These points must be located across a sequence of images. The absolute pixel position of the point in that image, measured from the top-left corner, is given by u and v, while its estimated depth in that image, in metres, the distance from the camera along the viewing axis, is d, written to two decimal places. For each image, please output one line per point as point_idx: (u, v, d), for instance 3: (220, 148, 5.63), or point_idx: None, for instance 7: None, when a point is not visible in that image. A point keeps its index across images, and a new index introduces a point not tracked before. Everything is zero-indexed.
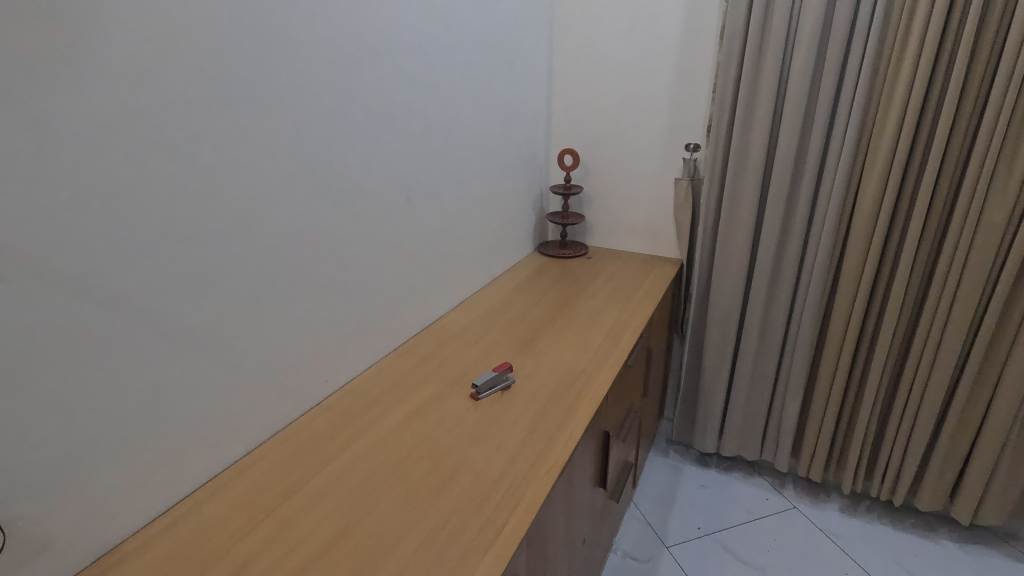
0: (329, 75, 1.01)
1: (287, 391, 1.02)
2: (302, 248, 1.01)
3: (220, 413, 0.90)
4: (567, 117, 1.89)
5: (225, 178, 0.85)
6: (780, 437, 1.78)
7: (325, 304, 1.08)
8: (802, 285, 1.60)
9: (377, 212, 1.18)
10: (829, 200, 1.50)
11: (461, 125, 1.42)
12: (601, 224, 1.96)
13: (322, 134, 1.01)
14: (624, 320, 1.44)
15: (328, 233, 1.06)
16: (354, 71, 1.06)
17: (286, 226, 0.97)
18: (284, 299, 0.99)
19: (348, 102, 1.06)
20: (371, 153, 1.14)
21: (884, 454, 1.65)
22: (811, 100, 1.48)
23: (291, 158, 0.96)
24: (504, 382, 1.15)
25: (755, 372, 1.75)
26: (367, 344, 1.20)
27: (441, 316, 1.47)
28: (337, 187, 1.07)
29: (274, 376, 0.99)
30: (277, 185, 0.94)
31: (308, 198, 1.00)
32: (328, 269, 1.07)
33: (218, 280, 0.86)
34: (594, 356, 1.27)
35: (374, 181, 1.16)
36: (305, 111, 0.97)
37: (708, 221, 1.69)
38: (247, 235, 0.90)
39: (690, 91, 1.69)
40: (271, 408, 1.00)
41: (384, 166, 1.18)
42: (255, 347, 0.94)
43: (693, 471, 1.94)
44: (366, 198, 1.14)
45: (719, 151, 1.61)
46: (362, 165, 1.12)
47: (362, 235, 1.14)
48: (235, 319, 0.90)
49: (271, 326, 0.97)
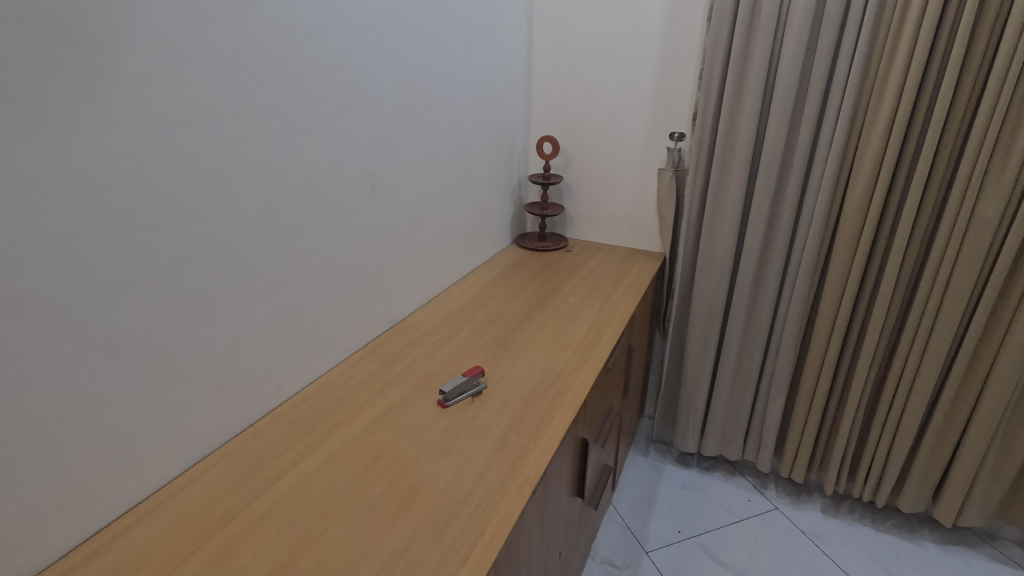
0: (283, 51, 0.90)
1: (233, 400, 0.93)
2: (251, 242, 0.91)
3: (155, 428, 0.80)
4: (546, 103, 1.80)
5: (154, 159, 0.74)
6: (763, 436, 1.73)
7: (279, 301, 0.98)
8: (789, 283, 1.55)
9: (338, 201, 1.08)
10: (818, 195, 1.44)
11: (432, 108, 1.32)
12: (581, 215, 1.88)
13: (274, 113, 0.91)
14: (603, 319, 1.36)
15: (282, 224, 0.96)
16: (310, 47, 0.95)
17: (231, 216, 0.86)
18: (230, 298, 0.88)
19: (303, 81, 0.95)
20: (331, 135, 1.03)
21: (868, 454, 1.61)
22: (802, 89, 1.41)
23: (240, 142, 0.85)
24: (476, 389, 1.06)
25: (739, 370, 1.70)
26: (326, 346, 1.11)
27: (410, 313, 1.37)
28: (292, 172, 0.96)
29: (219, 383, 0.89)
30: (221, 173, 0.83)
31: (256, 187, 0.90)
32: (281, 263, 0.97)
33: (150, 281, 0.76)
34: (572, 357, 1.18)
35: (334, 167, 1.05)
36: (252, 91, 0.86)
37: (693, 214, 1.62)
38: (185, 229, 0.79)
39: (675, 77, 1.61)
40: (216, 419, 0.90)
41: (345, 150, 1.07)
42: (195, 354, 0.84)
43: (673, 471, 1.89)
44: (325, 185, 1.04)
45: (705, 140, 1.53)
46: (321, 148, 1.01)
47: (320, 226, 1.04)
48: (170, 321, 0.79)
49: (214, 330, 0.87)
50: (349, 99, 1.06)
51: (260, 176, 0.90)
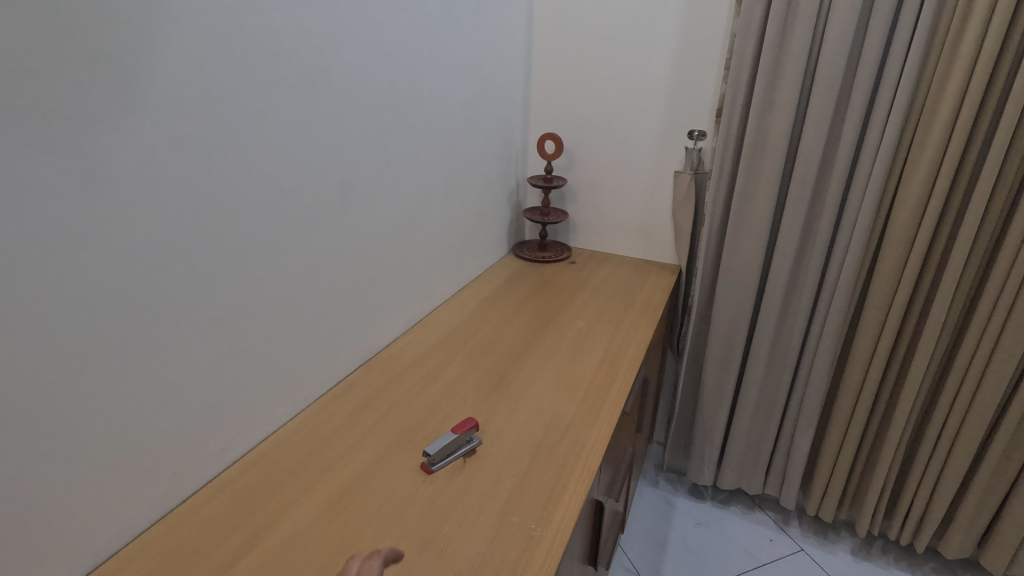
0: (225, 28, 0.70)
1: (159, 471, 0.73)
2: (182, 273, 0.71)
3: (43, 522, 0.61)
4: (548, 96, 1.60)
5: (24, 169, 0.54)
6: (788, 471, 1.56)
7: (220, 343, 0.78)
8: (823, 303, 1.37)
9: (299, 214, 0.88)
10: (862, 204, 1.26)
11: (417, 101, 1.12)
12: (585, 222, 1.68)
13: (211, 108, 0.70)
14: (618, 347, 1.17)
15: (225, 247, 0.76)
16: (262, 23, 0.75)
17: (149, 241, 0.66)
18: (149, 346, 0.68)
19: (252, 66, 0.75)
20: (290, 134, 0.83)
21: (907, 495, 1.44)
22: (848, 81, 1.23)
23: (159, 144, 0.65)
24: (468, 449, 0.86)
25: (762, 398, 1.52)
26: (285, 390, 0.91)
27: (392, 341, 1.18)
28: (237, 182, 0.76)
29: (136, 454, 0.69)
30: (131, 185, 0.63)
31: (185, 204, 0.69)
32: (222, 296, 0.77)
33: (26, 332, 0.56)
34: (584, 401, 0.99)
35: (294, 174, 0.85)
36: (175, 78, 0.65)
37: (715, 223, 1.43)
38: (75, 261, 0.59)
39: (696, 68, 1.41)
40: (135, 497, 0.71)
41: (309, 153, 0.87)
42: (101, 421, 0.65)
43: (686, 505, 1.71)
44: (284, 197, 0.84)
45: (730, 140, 1.34)
46: (277, 151, 0.81)
47: (275, 246, 0.84)
48: (52, 384, 0.59)
49: (129, 389, 0.67)
50: (312, 88, 0.85)
51: (192, 190, 0.70)
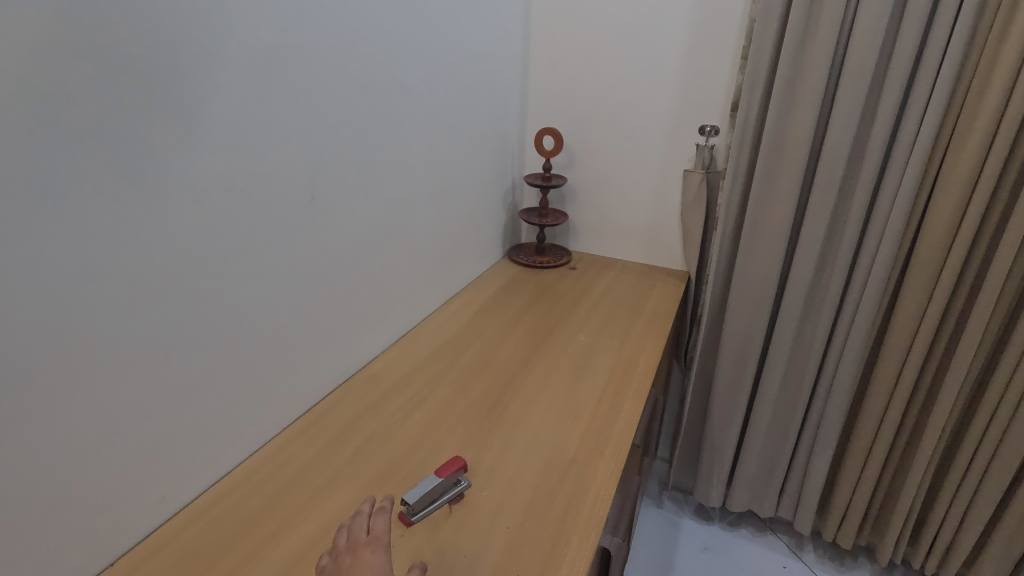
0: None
1: (81, 529, 0.61)
2: (106, 295, 0.59)
3: None
4: (547, 87, 1.47)
5: None
6: (804, 494, 1.45)
7: (160, 374, 0.66)
8: (847, 316, 1.25)
9: (258, 220, 0.75)
10: (893, 208, 1.14)
11: (401, 90, 0.99)
12: (586, 224, 1.56)
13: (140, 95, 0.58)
14: (626, 367, 1.04)
15: (164, 262, 0.64)
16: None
17: (58, 259, 0.54)
18: (62, 385, 0.56)
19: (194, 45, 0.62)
20: (244, 127, 0.71)
21: (934, 522, 1.33)
22: (881, 72, 1.11)
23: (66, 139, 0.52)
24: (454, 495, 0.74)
25: (777, 417, 1.41)
26: (243, 422, 0.79)
27: (373, 359, 1.06)
28: (176, 185, 0.64)
29: (50, 513, 0.58)
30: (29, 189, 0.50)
31: (105, 212, 0.57)
32: (161, 319, 0.65)
33: None
34: (589, 431, 0.87)
35: (251, 174, 0.73)
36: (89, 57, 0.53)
37: (728, 227, 1.31)
38: None
39: (709, 56, 1.29)
40: (49, 562, 0.59)
41: (268, 149, 0.75)
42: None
43: (693, 527, 1.60)
44: (238, 201, 0.72)
45: (747, 136, 1.22)
46: (229, 148, 0.69)
47: (228, 258, 0.72)
48: None
49: (36, 437, 0.55)
50: (272, 73, 0.73)
51: (113, 194, 0.57)
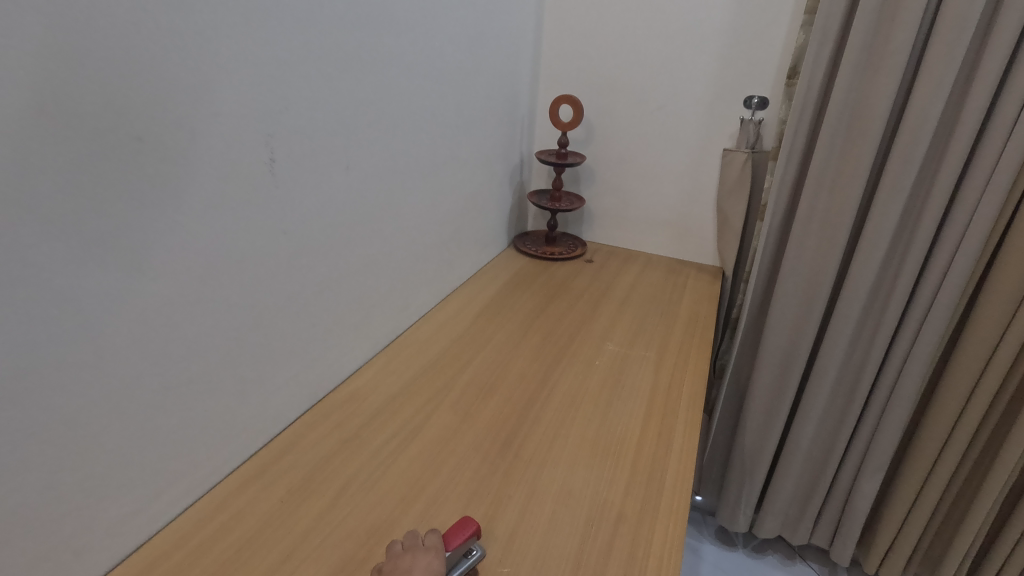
0: None
1: None
2: None
3: None
4: (564, 47, 1.25)
5: None
6: (846, 522, 1.28)
7: (33, 411, 0.44)
8: (913, 325, 1.07)
9: (192, 189, 0.54)
10: (981, 200, 0.96)
11: (393, 26, 0.78)
12: (602, 210, 1.37)
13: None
14: (668, 388, 0.85)
15: (31, 245, 0.42)
16: None
17: None
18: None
19: None
20: (167, 50, 0.49)
21: (995, 559, 1.16)
22: (979, 35, 0.93)
23: None
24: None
25: (820, 437, 1.23)
26: (174, 466, 0.58)
27: (353, 372, 0.85)
28: (63, 132, 0.42)
29: None
30: None
31: None
32: (29, 330, 0.43)
33: None
34: (636, 477, 0.68)
35: (180, 119, 0.51)
36: None
37: (776, 217, 1.12)
38: None
39: (762, 13, 1.09)
40: None
41: (207, 88, 0.53)
42: None
43: (714, 554, 1.43)
44: (158, 160, 0.50)
45: (807, 109, 1.03)
46: (141, 78, 0.47)
47: (146, 239, 0.50)
48: None
49: None
50: None
51: None
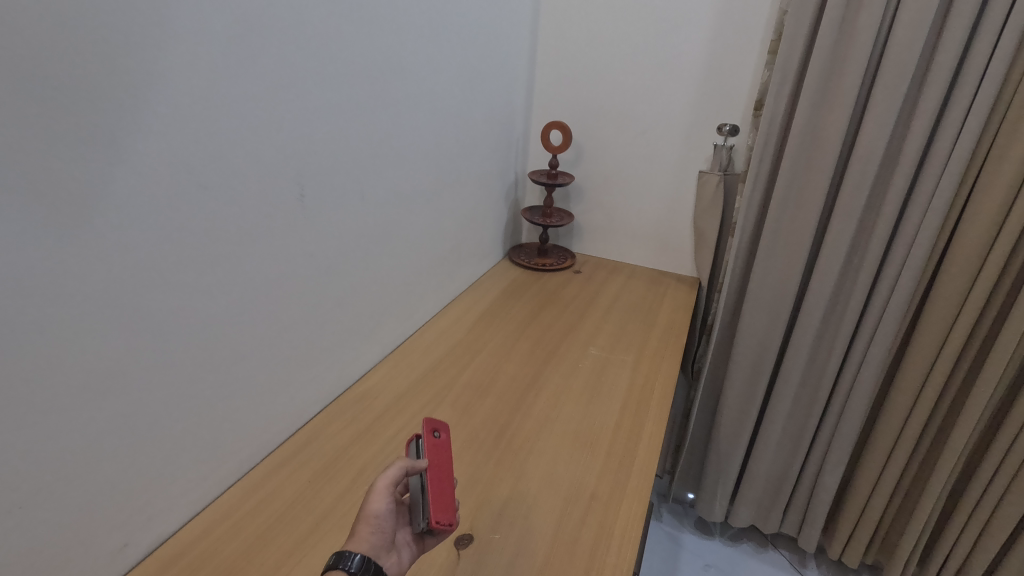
0: None
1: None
2: (73, 309, 0.50)
3: None
4: (555, 77, 1.37)
5: None
6: (812, 511, 1.39)
7: (109, 409, 0.55)
8: (867, 332, 1.18)
9: (161, 200, 0.56)
10: (923, 221, 1.08)
11: (401, 71, 0.89)
12: (591, 225, 1.48)
13: (131, 94, 0.51)
14: (643, 386, 0.97)
15: (94, 276, 0.51)
16: None
17: (36, 275, 0.47)
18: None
19: (183, 36, 0.54)
20: (207, 107, 0.58)
21: (946, 544, 1.28)
22: (920, 75, 1.04)
23: (67, 154, 0.47)
24: (405, 464, 0.59)
25: (788, 433, 1.35)
26: (219, 451, 0.70)
27: (365, 373, 0.97)
28: (162, 188, 0.55)
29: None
30: (28, 206, 0.45)
31: (86, 222, 0.50)
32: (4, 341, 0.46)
33: None
34: (609, 463, 0.79)
35: (142, 133, 0.52)
36: (86, 64, 0.47)
37: (745, 232, 1.24)
38: None
39: (734, 52, 1.21)
40: None
41: (174, 104, 0.55)
42: None
43: (694, 543, 1.55)
44: (135, 176, 0.53)
45: (772, 138, 1.15)
46: (169, 126, 0.55)
47: (119, 251, 0.53)
48: None
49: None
50: (257, 47, 0.63)
51: (92, 200, 0.50)
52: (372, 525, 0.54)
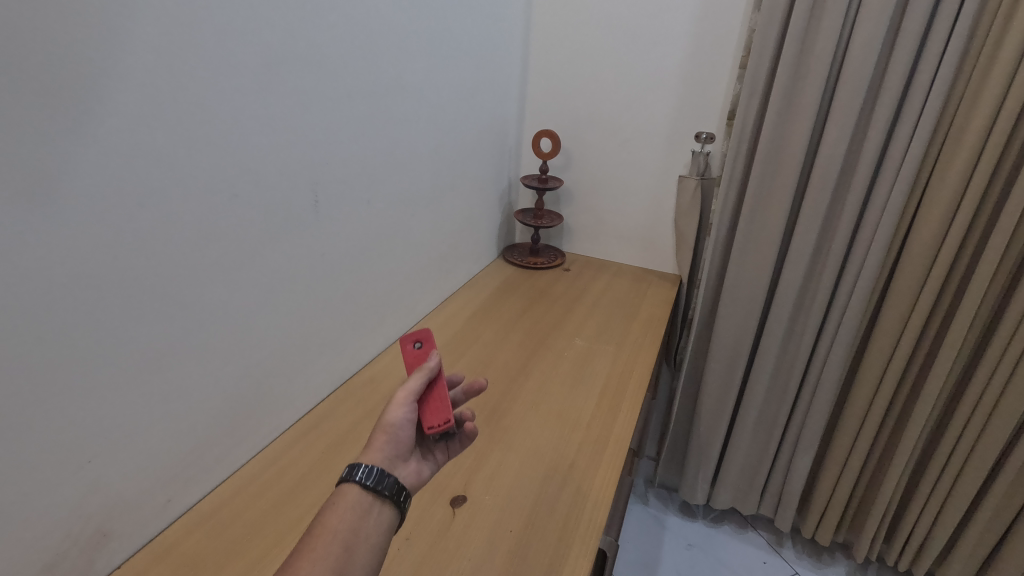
0: (181, 24, 0.59)
1: (101, 528, 0.63)
2: (132, 303, 0.60)
3: None
4: (546, 88, 1.47)
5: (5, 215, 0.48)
6: (786, 493, 1.49)
7: (157, 387, 0.65)
8: (832, 325, 1.28)
9: (147, 188, 0.59)
10: (880, 221, 1.16)
11: (402, 89, 0.98)
12: (580, 226, 1.58)
13: (180, 125, 0.61)
14: (622, 372, 1.07)
15: (148, 275, 0.61)
16: (220, 10, 0.63)
17: (106, 274, 0.57)
18: (28, 415, 0.53)
19: (217, 72, 0.64)
20: (237, 131, 0.68)
21: (908, 520, 1.39)
22: (875, 85, 1.12)
23: (133, 177, 0.57)
24: (424, 375, 0.63)
25: (762, 420, 1.45)
26: (244, 426, 0.80)
27: (370, 361, 1.07)
28: (203, 200, 0.66)
29: (72, 517, 0.59)
30: (102, 219, 0.55)
31: (145, 231, 0.60)
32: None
33: None
34: (588, 438, 0.89)
35: (168, 144, 0.60)
36: (148, 103, 0.57)
37: (721, 233, 1.34)
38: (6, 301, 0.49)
39: (709, 67, 1.31)
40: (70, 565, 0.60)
41: (138, 86, 0.56)
42: (30, 480, 0.54)
43: (678, 524, 1.65)
44: (172, 187, 0.62)
45: (743, 147, 1.25)
46: (209, 149, 0.65)
47: (96, 233, 0.55)
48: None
49: (65, 442, 0.57)
50: (277, 76, 0.72)
51: (148, 212, 0.60)
52: (388, 434, 0.58)
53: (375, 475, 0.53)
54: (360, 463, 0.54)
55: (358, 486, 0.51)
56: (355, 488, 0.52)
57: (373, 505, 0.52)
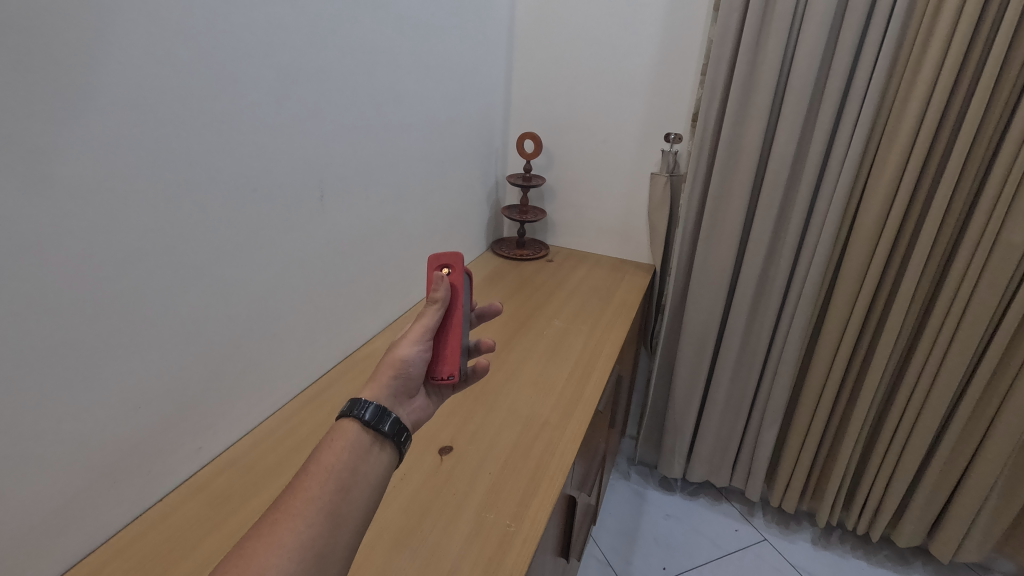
0: (209, 49, 0.72)
1: (146, 466, 0.76)
2: (172, 277, 0.73)
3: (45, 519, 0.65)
4: (529, 94, 1.60)
5: (80, 204, 0.61)
6: (755, 465, 1.62)
7: (192, 350, 0.78)
8: (789, 307, 1.41)
9: (186, 183, 0.72)
10: (828, 212, 1.29)
11: (396, 98, 1.11)
12: (563, 220, 1.71)
13: (209, 131, 0.74)
14: (594, 347, 1.19)
15: (184, 255, 0.74)
16: (240, 37, 0.76)
17: (154, 253, 0.70)
18: (90, 365, 0.66)
19: (238, 88, 0.77)
20: (254, 136, 0.81)
21: (864, 485, 1.51)
22: (818, 91, 1.25)
23: (174, 174, 0.71)
24: (435, 312, 0.72)
25: (732, 396, 1.57)
26: (260, 389, 0.93)
27: (369, 340, 1.19)
28: (228, 194, 0.79)
29: (126, 452, 0.72)
30: (152, 207, 0.69)
31: (182, 218, 0.73)
32: (21, 286, 0.58)
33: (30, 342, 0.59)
34: (561, 400, 1.02)
35: (201, 147, 0.73)
36: (187, 114, 0.71)
37: (689, 224, 1.47)
38: (81, 272, 0.63)
39: (675, 73, 1.44)
40: (123, 493, 0.74)
41: (159, 93, 0.67)
42: (95, 419, 0.68)
43: (657, 497, 1.77)
44: (205, 182, 0.75)
45: (705, 146, 1.38)
46: (232, 151, 0.78)
47: (135, 216, 0.67)
48: (56, 389, 0.63)
49: (121, 390, 0.70)
50: (287, 90, 0.85)
51: (185, 203, 0.73)
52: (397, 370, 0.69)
53: (373, 413, 0.62)
54: (361, 399, 0.62)
55: (359, 422, 0.60)
56: (355, 424, 0.61)
57: (373, 444, 0.61)
